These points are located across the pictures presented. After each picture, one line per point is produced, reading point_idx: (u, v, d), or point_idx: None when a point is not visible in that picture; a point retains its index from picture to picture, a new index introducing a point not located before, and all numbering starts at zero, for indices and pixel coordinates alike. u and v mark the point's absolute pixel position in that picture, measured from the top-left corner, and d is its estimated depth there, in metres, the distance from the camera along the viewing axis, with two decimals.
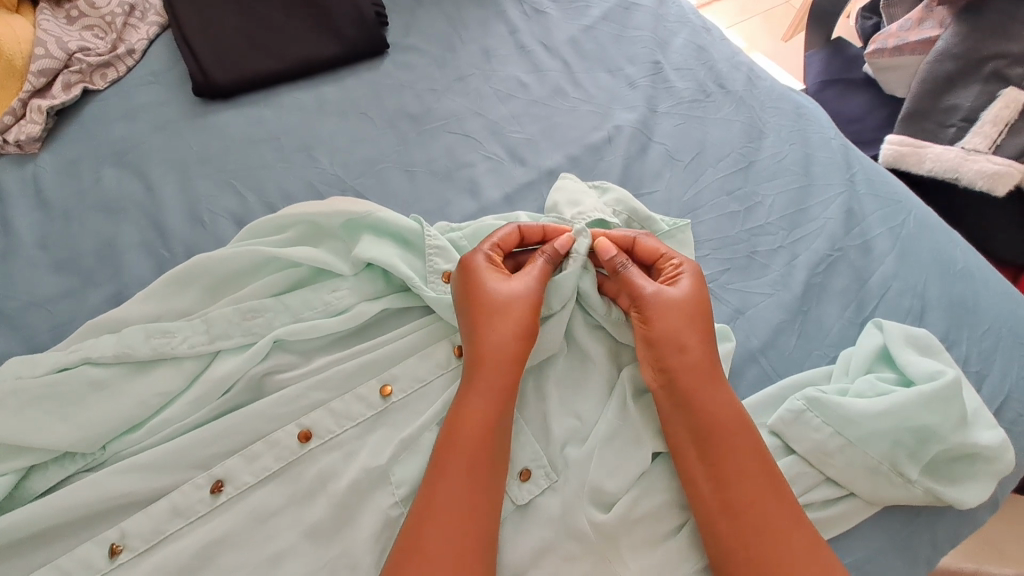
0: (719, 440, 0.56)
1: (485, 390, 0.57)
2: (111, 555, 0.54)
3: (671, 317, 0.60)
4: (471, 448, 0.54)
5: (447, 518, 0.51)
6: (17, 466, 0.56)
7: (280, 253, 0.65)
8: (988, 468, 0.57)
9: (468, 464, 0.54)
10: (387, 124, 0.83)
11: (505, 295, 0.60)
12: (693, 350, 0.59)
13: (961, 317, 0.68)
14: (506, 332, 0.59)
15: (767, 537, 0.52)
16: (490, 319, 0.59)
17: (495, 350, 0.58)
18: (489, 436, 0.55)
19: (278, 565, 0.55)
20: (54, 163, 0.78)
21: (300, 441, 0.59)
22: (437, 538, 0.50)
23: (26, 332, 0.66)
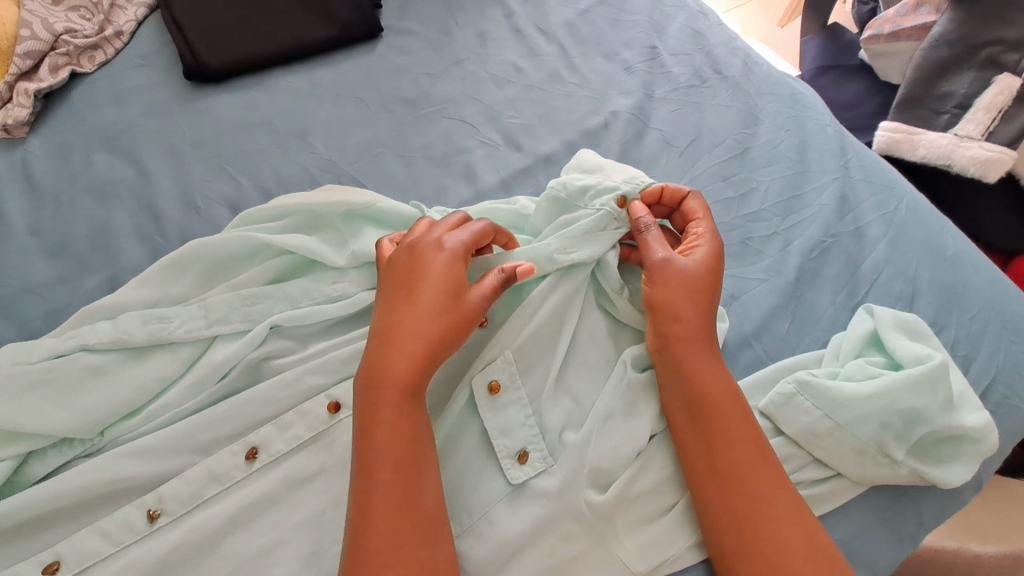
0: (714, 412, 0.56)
1: (399, 399, 0.53)
2: (148, 520, 0.55)
3: (681, 277, 0.61)
4: (393, 453, 0.51)
5: (381, 508, 0.49)
6: (14, 452, 0.56)
7: (273, 239, 0.64)
8: (973, 449, 0.59)
9: (399, 451, 0.51)
10: (381, 108, 0.82)
11: (443, 284, 0.57)
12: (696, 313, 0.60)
13: (950, 302, 0.69)
14: (426, 319, 0.55)
15: (755, 511, 0.53)
16: (423, 306, 0.56)
17: (415, 337, 0.54)
18: (410, 427, 0.52)
19: (280, 547, 0.55)
20: (44, 147, 0.77)
21: (329, 412, 0.60)
22: (377, 546, 0.47)
23: (20, 318, 0.66)
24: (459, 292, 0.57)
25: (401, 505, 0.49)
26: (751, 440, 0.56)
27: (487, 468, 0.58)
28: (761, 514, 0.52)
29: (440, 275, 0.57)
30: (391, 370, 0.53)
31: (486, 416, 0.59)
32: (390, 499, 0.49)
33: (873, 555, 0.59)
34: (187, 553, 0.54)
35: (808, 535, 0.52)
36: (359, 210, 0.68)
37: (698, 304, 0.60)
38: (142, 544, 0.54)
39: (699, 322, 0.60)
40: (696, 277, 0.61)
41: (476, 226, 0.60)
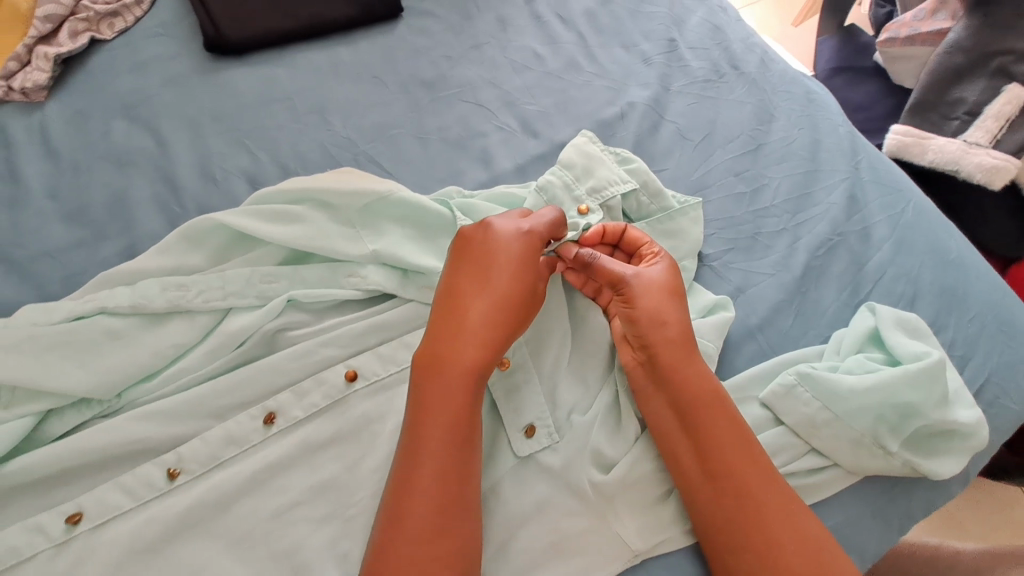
0: (703, 413, 0.57)
1: (451, 379, 0.54)
2: (169, 478, 0.56)
3: (659, 298, 0.61)
4: (441, 436, 0.52)
5: (421, 495, 0.50)
6: (34, 410, 0.57)
7: (283, 230, 0.65)
8: (964, 444, 0.61)
9: (442, 424, 0.53)
10: (400, 89, 0.83)
11: (501, 260, 0.59)
12: (675, 347, 0.59)
13: (949, 304, 0.72)
14: (485, 294, 0.57)
15: (751, 494, 0.54)
16: (485, 283, 0.58)
17: (475, 317, 0.56)
18: (454, 412, 0.53)
19: (290, 513, 0.57)
20: (61, 112, 0.77)
21: (349, 380, 0.61)
22: (414, 520, 0.49)
23: (36, 281, 0.67)
24: (509, 268, 0.59)
25: (440, 489, 0.51)
26: (734, 423, 0.57)
27: (497, 442, 0.60)
28: (751, 509, 0.53)
29: (500, 252, 0.59)
30: (440, 370, 0.55)
31: (496, 391, 0.61)
32: (428, 484, 0.50)
33: (862, 542, 0.61)
34: (203, 513, 0.56)
35: (793, 513, 0.53)
36: (374, 202, 0.68)
37: (677, 338, 0.59)
38: (162, 501, 0.56)
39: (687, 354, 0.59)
40: (665, 296, 0.61)
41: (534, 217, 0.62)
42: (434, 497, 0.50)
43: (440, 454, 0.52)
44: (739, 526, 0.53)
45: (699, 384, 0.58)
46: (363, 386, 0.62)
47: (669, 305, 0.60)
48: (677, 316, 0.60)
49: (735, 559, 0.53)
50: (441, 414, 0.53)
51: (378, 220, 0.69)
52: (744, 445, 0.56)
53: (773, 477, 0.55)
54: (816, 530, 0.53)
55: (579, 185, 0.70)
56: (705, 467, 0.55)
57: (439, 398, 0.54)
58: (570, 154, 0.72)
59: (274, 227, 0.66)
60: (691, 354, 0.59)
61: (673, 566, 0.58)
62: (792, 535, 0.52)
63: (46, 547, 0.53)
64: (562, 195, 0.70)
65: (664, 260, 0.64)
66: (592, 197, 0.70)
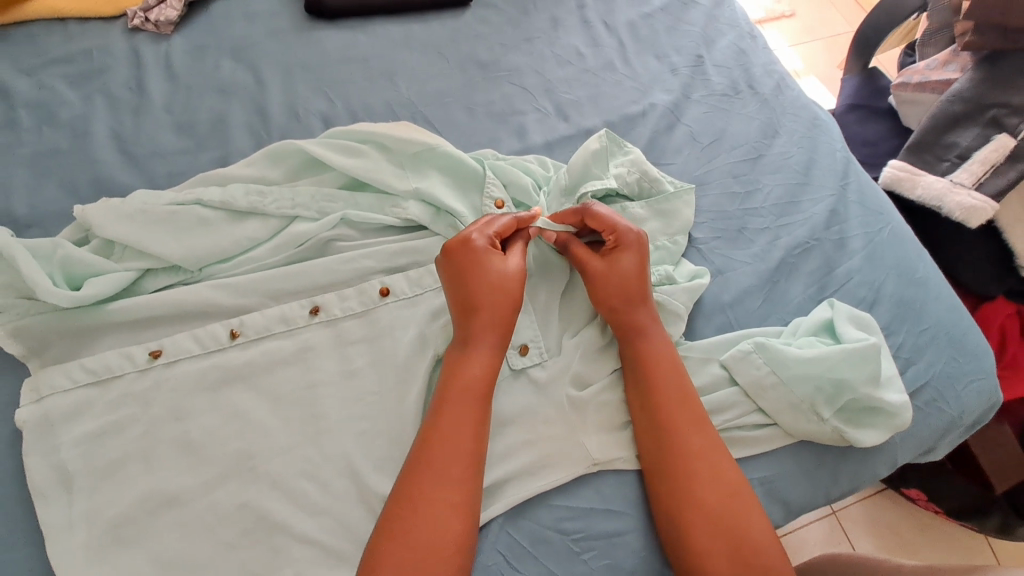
0: (656, 373, 0.68)
1: (461, 393, 0.64)
2: (230, 337, 0.70)
3: (628, 281, 0.71)
4: (450, 446, 0.61)
5: (431, 483, 0.59)
6: (137, 267, 0.73)
7: (346, 161, 0.80)
8: (890, 422, 0.71)
9: (459, 411, 0.63)
10: (458, 65, 0.97)
11: (499, 267, 0.70)
12: (642, 316, 0.71)
13: (905, 313, 0.81)
14: (491, 311, 0.68)
15: (688, 436, 0.65)
16: (491, 291, 0.68)
17: (483, 329, 0.68)
18: (462, 421, 0.63)
19: (319, 381, 0.70)
20: (183, 45, 0.94)
21: (381, 295, 0.75)
22: (425, 496, 0.59)
23: (148, 174, 0.83)
24: (505, 272, 0.70)
25: (448, 479, 0.60)
26: (681, 377, 0.69)
27: None
28: (680, 449, 0.65)
29: (496, 261, 0.70)
30: (453, 391, 0.64)
31: None
32: (437, 474, 0.60)
33: (788, 494, 0.71)
34: (253, 367, 0.70)
35: (722, 460, 0.65)
36: (423, 150, 0.82)
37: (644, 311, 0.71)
38: (220, 353, 0.70)
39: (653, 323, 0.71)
40: (634, 278, 0.71)
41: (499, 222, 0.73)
42: (454, 470, 0.60)
43: (463, 436, 0.62)
44: (670, 464, 0.65)
45: (654, 352, 0.70)
46: (393, 301, 0.76)
47: (634, 287, 0.71)
48: (642, 287, 0.71)
49: (668, 477, 0.64)
50: (458, 405, 0.64)
51: (426, 170, 0.82)
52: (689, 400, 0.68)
53: (710, 430, 0.66)
54: (735, 474, 0.64)
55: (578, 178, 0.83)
56: (652, 407, 0.67)
57: (457, 392, 0.64)
58: (576, 151, 0.85)
59: (340, 157, 0.80)
60: (651, 324, 0.71)
61: (622, 481, 0.69)
62: (729, 492, 0.63)
63: (131, 370, 0.68)
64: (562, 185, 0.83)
65: (627, 237, 0.73)
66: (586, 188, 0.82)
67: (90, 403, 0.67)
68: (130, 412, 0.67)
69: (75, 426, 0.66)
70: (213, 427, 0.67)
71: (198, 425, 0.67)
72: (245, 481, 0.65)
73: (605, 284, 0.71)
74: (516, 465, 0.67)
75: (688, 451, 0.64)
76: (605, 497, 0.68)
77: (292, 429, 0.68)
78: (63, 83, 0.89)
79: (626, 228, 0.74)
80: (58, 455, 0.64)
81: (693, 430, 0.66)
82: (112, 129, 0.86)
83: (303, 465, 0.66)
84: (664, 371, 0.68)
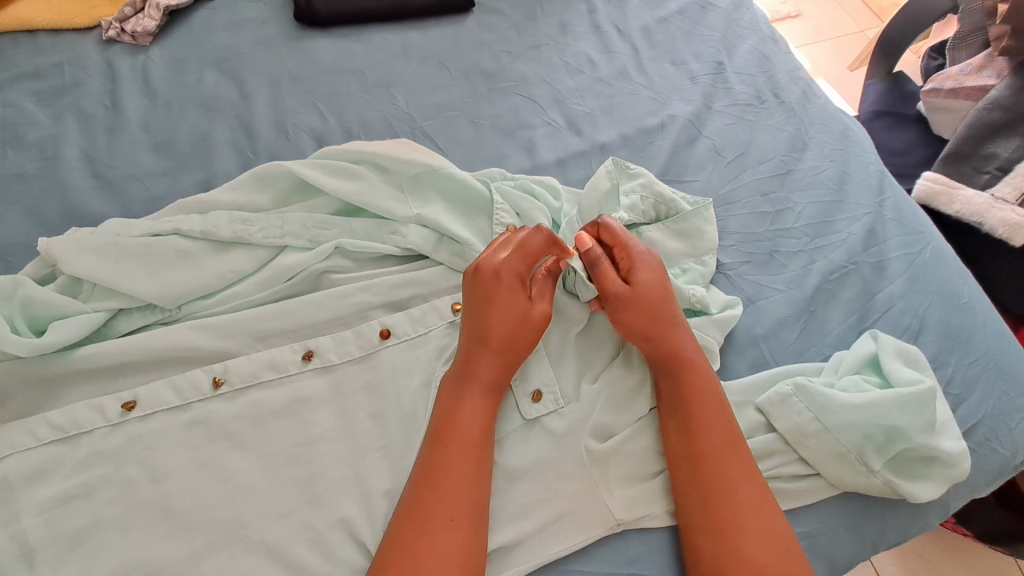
0: (697, 409, 0.62)
1: (459, 440, 0.58)
2: (214, 385, 0.63)
3: (643, 306, 0.65)
4: (448, 501, 0.54)
5: (432, 546, 0.52)
6: (110, 306, 0.65)
7: (338, 184, 0.72)
8: (944, 472, 0.64)
9: (456, 456, 0.57)
10: (461, 76, 0.90)
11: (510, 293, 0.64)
12: (679, 342, 0.65)
13: (953, 344, 0.74)
14: (490, 345, 0.62)
15: (734, 483, 0.58)
16: (499, 317, 0.63)
17: (483, 365, 0.62)
18: (464, 471, 0.56)
19: (313, 433, 0.63)
20: (163, 57, 0.87)
21: (381, 337, 0.68)
22: (427, 565, 0.51)
23: (123, 199, 0.76)
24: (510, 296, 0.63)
25: (449, 544, 0.53)
26: (722, 413, 0.62)
27: (506, 402, 0.65)
28: (728, 497, 0.58)
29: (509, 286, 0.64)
30: (449, 438, 0.58)
31: None
32: (437, 538, 0.52)
33: (833, 551, 0.65)
34: (240, 419, 0.63)
35: (771, 511, 0.57)
36: (426, 171, 0.75)
37: (682, 335, 0.65)
38: (204, 404, 0.63)
39: (690, 348, 0.65)
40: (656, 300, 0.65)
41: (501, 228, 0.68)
42: (456, 537, 0.53)
43: (459, 484, 0.56)
44: (716, 513, 0.57)
45: (700, 389, 0.63)
46: (394, 343, 0.68)
47: (662, 309, 0.65)
48: (669, 309, 0.66)
49: (715, 536, 0.57)
50: (456, 447, 0.57)
51: (428, 191, 0.75)
52: (731, 437, 0.61)
53: (754, 476, 0.59)
54: (786, 529, 0.57)
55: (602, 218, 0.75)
56: (692, 452, 0.60)
57: (455, 436, 0.58)
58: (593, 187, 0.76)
59: (332, 180, 0.73)
60: (688, 350, 0.65)
61: (651, 541, 0.62)
62: (784, 548, 0.55)
63: (103, 425, 0.61)
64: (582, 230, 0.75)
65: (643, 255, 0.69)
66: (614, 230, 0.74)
67: (56, 463, 0.59)
68: (100, 473, 0.59)
69: (37, 491, 0.58)
70: (194, 490, 0.59)
71: (177, 488, 0.59)
72: (232, 550, 0.58)
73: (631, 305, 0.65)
74: (533, 525, 0.60)
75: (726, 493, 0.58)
76: (633, 560, 0.61)
77: (284, 490, 0.61)
78: (30, 100, 0.81)
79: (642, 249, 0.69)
80: (17, 526, 0.57)
81: (739, 471, 0.59)
82: (83, 150, 0.78)
83: (296, 531, 0.59)
84: (704, 411, 0.62)
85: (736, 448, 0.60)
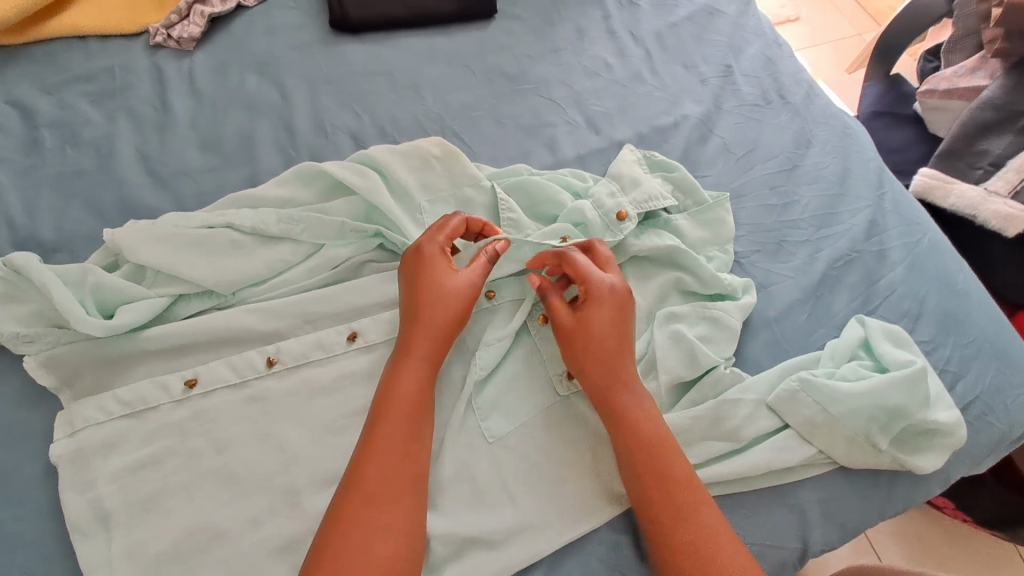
0: (631, 428, 0.65)
1: (393, 416, 0.62)
2: (267, 365, 0.68)
3: (586, 334, 0.68)
4: (380, 475, 0.59)
5: (363, 516, 0.56)
6: (171, 292, 0.71)
7: (374, 181, 0.77)
8: (945, 442, 0.70)
9: (396, 421, 0.62)
10: (485, 78, 0.95)
11: (449, 275, 0.69)
12: (610, 361, 0.67)
13: (949, 326, 0.80)
14: (428, 324, 0.67)
15: (669, 491, 0.62)
16: (433, 300, 0.67)
17: (415, 345, 0.66)
18: (399, 449, 0.60)
19: (361, 409, 0.68)
20: (206, 62, 0.92)
21: None
22: (360, 533, 0.55)
23: (175, 194, 0.81)
24: (447, 282, 0.68)
25: (375, 512, 0.57)
26: (653, 428, 0.65)
27: (541, 381, 0.73)
28: (666, 507, 0.61)
29: (444, 269, 0.69)
30: (385, 412, 0.62)
31: (542, 339, 0.75)
32: (366, 511, 0.57)
33: (841, 514, 0.71)
34: (293, 395, 0.68)
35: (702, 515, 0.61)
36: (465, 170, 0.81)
37: (615, 354, 0.68)
38: (260, 381, 0.68)
39: (621, 363, 0.68)
40: (599, 333, 0.68)
41: (453, 222, 0.72)
42: (388, 509, 0.58)
43: (396, 453, 0.60)
44: (657, 515, 0.61)
45: (630, 407, 0.66)
46: None
47: (601, 338, 0.67)
48: (612, 336, 0.68)
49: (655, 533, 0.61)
50: (393, 414, 0.62)
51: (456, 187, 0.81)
52: (659, 448, 0.64)
53: (688, 480, 0.63)
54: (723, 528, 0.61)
55: (623, 195, 0.80)
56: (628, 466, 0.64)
57: (387, 412, 0.62)
58: (616, 167, 0.84)
59: (362, 180, 0.77)
60: (624, 368, 0.67)
61: None
62: (705, 547, 0.59)
63: (167, 400, 0.66)
64: (606, 201, 0.80)
65: (596, 288, 0.69)
66: (635, 206, 0.80)
67: (126, 434, 0.64)
68: (167, 444, 0.64)
69: (111, 460, 0.63)
70: (254, 459, 0.64)
71: (238, 457, 0.64)
72: (291, 514, 0.63)
73: (570, 334, 0.69)
74: (570, 488, 0.68)
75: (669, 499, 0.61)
76: None
77: (336, 459, 0.66)
78: (84, 102, 0.87)
79: (599, 280, 0.70)
80: (95, 490, 0.62)
81: (663, 479, 0.62)
82: (136, 148, 0.84)
83: None
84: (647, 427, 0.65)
85: (666, 458, 0.63)
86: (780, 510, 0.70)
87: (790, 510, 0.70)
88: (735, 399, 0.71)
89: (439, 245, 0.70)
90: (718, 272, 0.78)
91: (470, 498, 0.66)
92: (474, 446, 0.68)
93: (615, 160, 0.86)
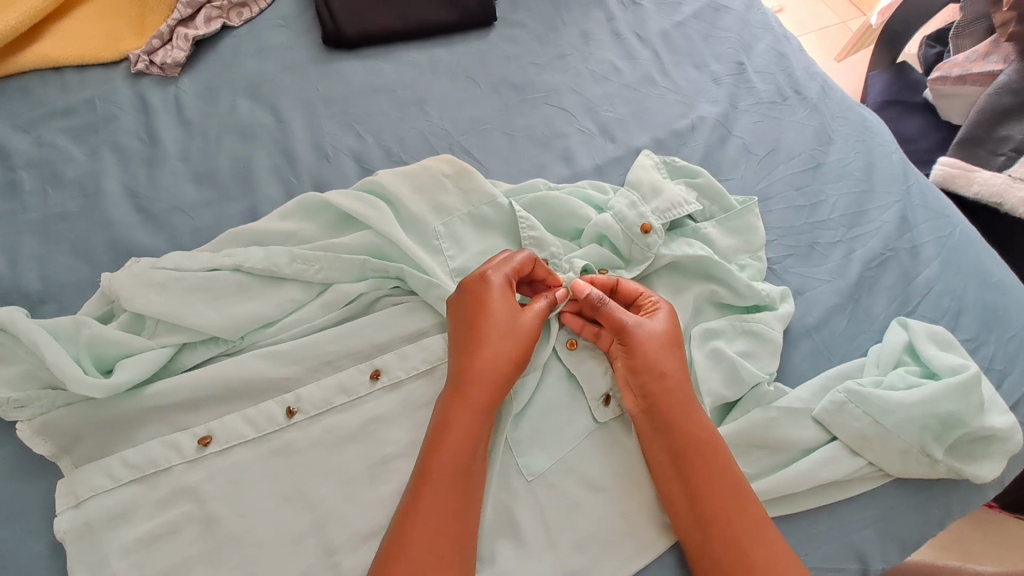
0: (698, 451, 0.62)
1: (443, 470, 0.57)
2: (288, 415, 0.63)
3: (655, 345, 0.66)
4: (432, 535, 0.54)
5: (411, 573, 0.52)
6: (175, 341, 0.65)
7: (385, 208, 0.72)
8: (1001, 447, 0.67)
9: (443, 469, 0.57)
10: (491, 89, 0.91)
11: (507, 313, 0.64)
12: (672, 373, 0.65)
13: (991, 322, 0.77)
14: (484, 366, 0.62)
15: (736, 512, 0.59)
16: (490, 340, 0.63)
17: (471, 391, 0.61)
18: (451, 508, 0.56)
19: (389, 455, 0.64)
20: (193, 87, 0.86)
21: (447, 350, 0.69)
22: None
23: (170, 232, 0.75)
24: (507, 321, 0.64)
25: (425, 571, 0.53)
26: (716, 445, 0.63)
27: (576, 410, 0.68)
28: (728, 532, 0.58)
29: (501, 307, 0.64)
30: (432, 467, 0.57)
31: (572, 365, 0.70)
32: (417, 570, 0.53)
33: (901, 531, 0.67)
34: (318, 446, 0.63)
35: (766, 534, 0.58)
36: (480, 189, 0.76)
37: (674, 365, 0.66)
38: (280, 434, 0.63)
39: (682, 377, 0.65)
40: (666, 345, 0.66)
41: (521, 256, 0.68)
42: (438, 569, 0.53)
43: (447, 511, 0.56)
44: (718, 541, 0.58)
45: (693, 422, 0.63)
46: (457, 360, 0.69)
47: (667, 353, 0.66)
48: (675, 351, 0.66)
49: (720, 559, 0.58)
50: (437, 466, 0.57)
51: (472, 206, 0.75)
52: (723, 466, 0.61)
53: (752, 498, 0.61)
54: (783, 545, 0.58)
55: (644, 204, 0.75)
56: (696, 492, 0.60)
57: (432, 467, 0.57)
58: (633, 176, 0.79)
59: (367, 208, 0.72)
60: (685, 381, 0.65)
61: None
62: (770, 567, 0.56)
63: (180, 461, 0.60)
64: (627, 211, 0.74)
65: (664, 307, 0.69)
66: (658, 215, 0.75)
67: (136, 502, 0.59)
68: (183, 510, 0.59)
69: (122, 532, 0.58)
70: (279, 518, 0.59)
71: (262, 518, 0.59)
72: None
73: (640, 347, 0.66)
74: (619, 522, 0.63)
75: (726, 514, 0.59)
76: None
77: (369, 511, 0.61)
78: (65, 137, 0.81)
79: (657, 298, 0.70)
80: (107, 569, 0.56)
81: (733, 500, 0.60)
82: (124, 184, 0.78)
83: None
84: (702, 441, 0.62)
85: (731, 476, 0.61)
86: (838, 531, 0.66)
87: (849, 529, 0.66)
88: (781, 415, 0.67)
89: (504, 279, 0.66)
90: (754, 282, 0.74)
91: (514, 545, 0.61)
92: (511, 486, 0.64)
93: (630, 170, 0.82)
